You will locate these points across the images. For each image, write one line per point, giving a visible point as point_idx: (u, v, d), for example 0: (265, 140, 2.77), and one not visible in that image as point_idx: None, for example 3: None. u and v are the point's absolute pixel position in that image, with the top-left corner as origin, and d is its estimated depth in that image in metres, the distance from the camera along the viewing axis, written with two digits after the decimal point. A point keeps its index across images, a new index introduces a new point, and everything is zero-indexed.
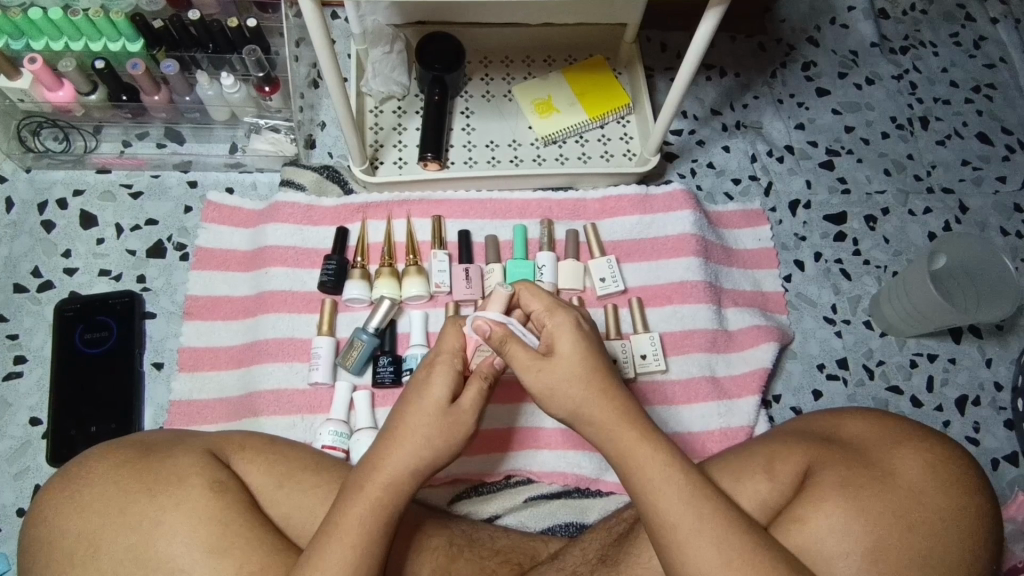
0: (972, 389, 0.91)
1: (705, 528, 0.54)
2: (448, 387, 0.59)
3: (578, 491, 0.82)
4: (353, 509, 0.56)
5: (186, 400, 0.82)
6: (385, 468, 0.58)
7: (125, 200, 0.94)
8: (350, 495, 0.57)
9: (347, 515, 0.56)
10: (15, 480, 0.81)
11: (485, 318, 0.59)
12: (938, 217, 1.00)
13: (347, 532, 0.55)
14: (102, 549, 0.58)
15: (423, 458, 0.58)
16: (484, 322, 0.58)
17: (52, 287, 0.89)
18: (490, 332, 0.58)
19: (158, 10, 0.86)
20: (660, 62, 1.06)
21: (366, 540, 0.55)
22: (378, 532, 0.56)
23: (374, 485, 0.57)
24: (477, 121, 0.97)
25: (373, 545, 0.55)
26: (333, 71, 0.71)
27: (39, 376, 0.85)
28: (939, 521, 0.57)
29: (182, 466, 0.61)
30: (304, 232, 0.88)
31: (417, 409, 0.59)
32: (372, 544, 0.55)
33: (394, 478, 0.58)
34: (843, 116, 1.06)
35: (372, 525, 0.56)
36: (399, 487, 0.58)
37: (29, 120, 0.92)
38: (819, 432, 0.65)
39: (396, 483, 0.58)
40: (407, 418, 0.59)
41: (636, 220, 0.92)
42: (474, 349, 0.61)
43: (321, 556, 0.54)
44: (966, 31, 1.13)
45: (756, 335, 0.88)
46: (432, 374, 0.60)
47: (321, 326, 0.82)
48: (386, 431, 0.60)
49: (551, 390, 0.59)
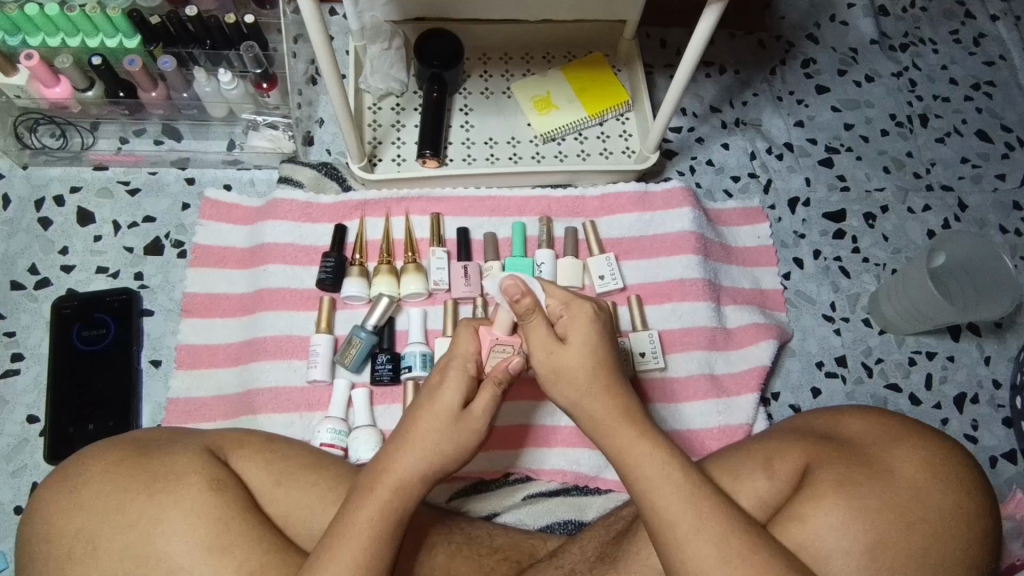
0: (970, 387, 0.91)
1: (703, 527, 0.54)
2: (459, 392, 0.60)
3: (578, 488, 0.82)
4: (365, 510, 0.56)
5: (184, 398, 0.82)
6: (397, 468, 0.58)
7: (123, 197, 0.93)
8: (359, 495, 0.57)
9: (358, 516, 0.56)
10: (13, 478, 0.80)
11: (515, 280, 0.58)
12: (937, 214, 1.00)
13: (355, 531, 0.55)
14: (100, 548, 0.58)
15: (434, 458, 0.58)
16: (516, 286, 0.57)
17: (49, 285, 0.88)
18: (520, 298, 0.58)
19: (154, 7, 0.87)
20: (659, 59, 1.06)
21: (377, 540, 0.55)
22: (388, 532, 0.56)
23: (384, 485, 0.57)
24: (476, 118, 0.97)
25: (382, 544, 0.55)
26: (331, 67, 0.71)
27: (36, 374, 0.85)
28: (938, 519, 0.57)
29: (181, 464, 0.61)
30: (302, 229, 0.88)
31: (428, 408, 0.59)
32: (383, 545, 0.55)
33: (405, 478, 0.58)
34: (843, 113, 1.05)
35: (383, 526, 0.56)
36: (406, 486, 0.58)
37: (25, 117, 0.92)
38: (819, 430, 0.65)
39: (402, 481, 0.57)
40: (422, 418, 0.59)
41: (635, 217, 0.92)
42: (488, 352, 0.61)
43: (323, 556, 0.54)
44: (966, 28, 1.13)
45: (755, 333, 0.88)
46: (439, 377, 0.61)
47: (319, 323, 0.82)
48: (402, 430, 0.60)
49: (557, 372, 0.60)
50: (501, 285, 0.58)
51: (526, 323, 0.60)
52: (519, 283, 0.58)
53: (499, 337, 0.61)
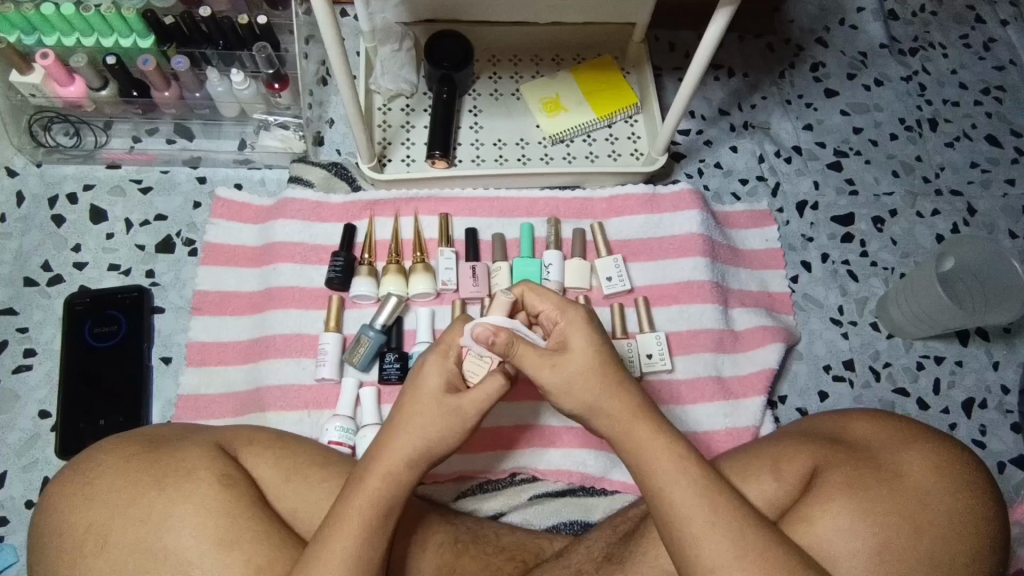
0: (979, 392, 0.91)
1: (718, 522, 0.55)
2: (440, 376, 0.59)
3: (583, 489, 0.82)
4: (356, 500, 0.56)
5: (193, 394, 0.82)
6: (388, 458, 0.58)
7: (135, 195, 0.94)
8: (352, 487, 0.57)
9: (351, 507, 0.56)
10: (24, 472, 0.81)
11: (484, 324, 0.57)
12: (946, 219, 1.00)
13: (346, 521, 0.56)
14: (112, 541, 0.58)
15: (426, 449, 0.58)
16: (485, 329, 0.57)
17: (61, 281, 0.89)
18: (494, 339, 0.57)
19: (169, 7, 0.88)
20: (668, 62, 1.06)
21: (367, 532, 0.56)
22: (378, 524, 0.56)
23: (374, 477, 0.57)
24: (485, 119, 0.97)
25: (374, 537, 0.56)
26: (343, 69, 0.71)
27: (48, 369, 0.86)
28: (947, 521, 0.57)
29: (191, 459, 0.61)
30: (311, 229, 0.89)
31: (416, 399, 0.59)
32: (373, 536, 0.56)
33: (398, 472, 0.58)
34: (851, 117, 1.05)
35: (372, 517, 0.56)
36: (400, 479, 0.58)
37: (40, 115, 0.93)
38: (827, 432, 0.65)
39: (394, 475, 0.58)
40: (410, 408, 0.59)
41: (643, 219, 0.92)
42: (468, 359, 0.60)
43: (325, 546, 0.55)
44: (976, 33, 1.13)
45: (762, 336, 0.88)
46: (427, 361, 0.60)
47: (328, 322, 0.83)
48: (393, 418, 0.60)
49: (567, 386, 0.59)
50: (472, 332, 0.58)
51: (513, 355, 0.59)
52: (489, 324, 0.58)
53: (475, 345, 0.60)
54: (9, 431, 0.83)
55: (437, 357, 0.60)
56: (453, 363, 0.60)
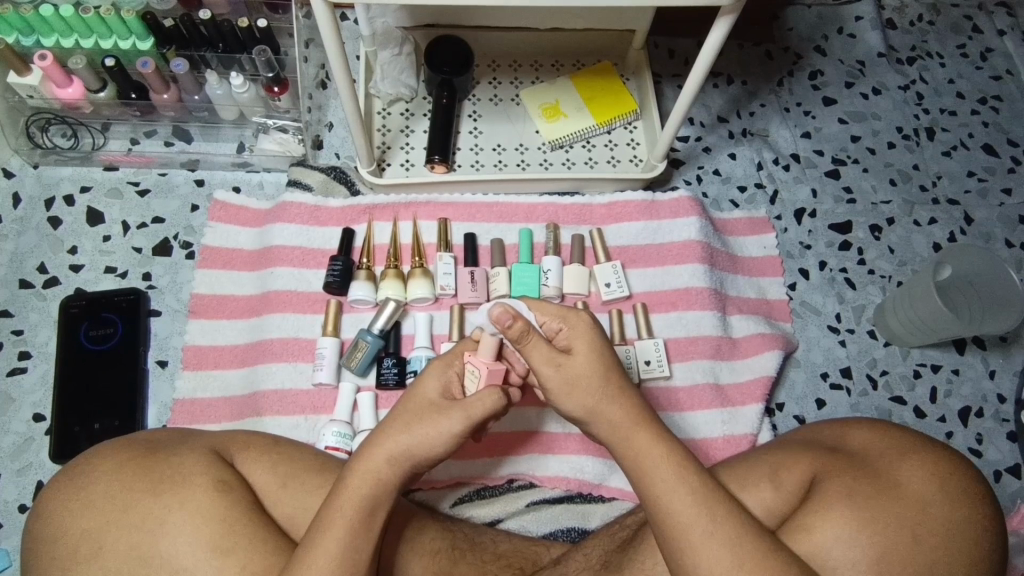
0: (976, 400, 0.91)
1: (717, 530, 0.54)
2: (439, 380, 0.60)
3: (581, 496, 0.81)
4: (343, 504, 0.56)
5: (189, 399, 0.82)
6: (380, 464, 0.58)
7: (133, 198, 0.94)
8: (340, 488, 0.57)
9: (337, 510, 0.56)
10: (18, 476, 0.80)
11: (503, 307, 0.55)
12: (943, 227, 1.00)
13: (335, 528, 0.55)
14: (105, 548, 0.58)
15: (410, 451, 0.58)
16: (505, 311, 0.55)
17: (57, 283, 0.89)
18: (511, 324, 0.55)
19: (168, 10, 0.88)
20: (667, 69, 1.06)
21: (354, 533, 0.56)
22: (363, 525, 0.56)
23: (360, 476, 0.57)
24: (484, 124, 0.97)
25: (359, 539, 0.56)
26: (343, 73, 0.71)
27: (43, 372, 0.85)
28: (947, 533, 0.57)
29: (186, 466, 0.61)
30: (310, 233, 0.88)
31: (414, 400, 0.59)
32: (360, 538, 0.56)
33: (383, 471, 0.58)
34: (849, 125, 1.06)
35: (358, 519, 0.56)
36: (385, 480, 0.58)
37: (37, 116, 0.92)
38: (827, 441, 0.65)
39: (377, 474, 0.57)
40: (406, 407, 0.59)
41: (641, 225, 0.92)
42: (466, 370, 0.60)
43: (313, 550, 0.55)
44: (973, 42, 1.13)
45: (760, 343, 0.88)
46: (431, 367, 0.61)
47: (326, 327, 0.82)
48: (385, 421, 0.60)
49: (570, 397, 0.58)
50: (491, 311, 0.55)
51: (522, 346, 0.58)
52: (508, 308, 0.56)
53: (472, 359, 0.59)
54: (4, 434, 0.82)
55: (441, 363, 0.61)
56: (457, 373, 0.61)
